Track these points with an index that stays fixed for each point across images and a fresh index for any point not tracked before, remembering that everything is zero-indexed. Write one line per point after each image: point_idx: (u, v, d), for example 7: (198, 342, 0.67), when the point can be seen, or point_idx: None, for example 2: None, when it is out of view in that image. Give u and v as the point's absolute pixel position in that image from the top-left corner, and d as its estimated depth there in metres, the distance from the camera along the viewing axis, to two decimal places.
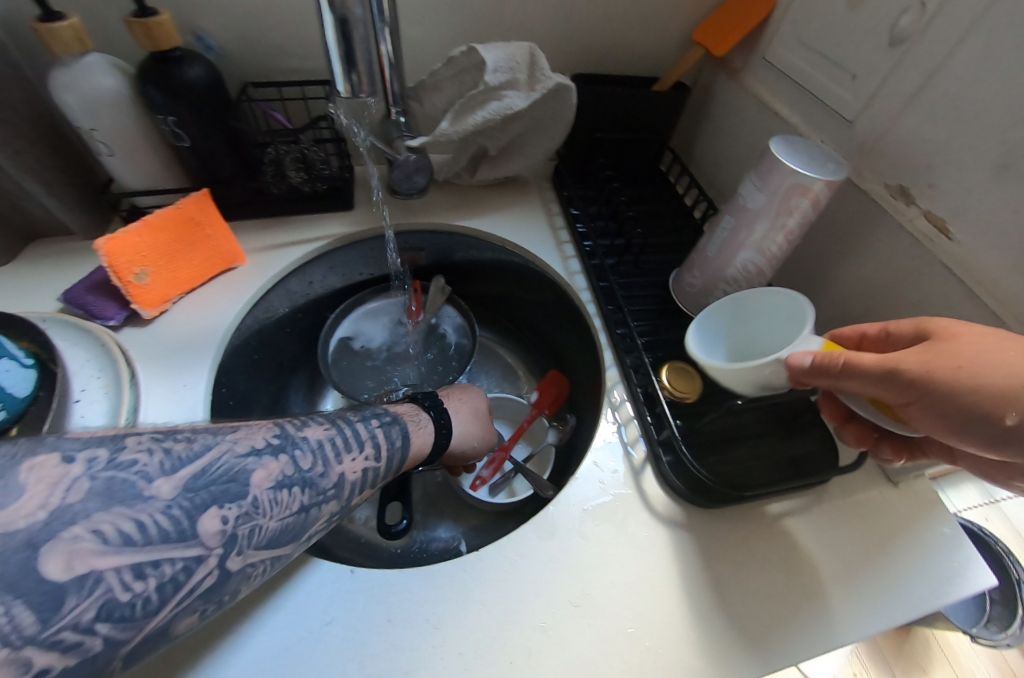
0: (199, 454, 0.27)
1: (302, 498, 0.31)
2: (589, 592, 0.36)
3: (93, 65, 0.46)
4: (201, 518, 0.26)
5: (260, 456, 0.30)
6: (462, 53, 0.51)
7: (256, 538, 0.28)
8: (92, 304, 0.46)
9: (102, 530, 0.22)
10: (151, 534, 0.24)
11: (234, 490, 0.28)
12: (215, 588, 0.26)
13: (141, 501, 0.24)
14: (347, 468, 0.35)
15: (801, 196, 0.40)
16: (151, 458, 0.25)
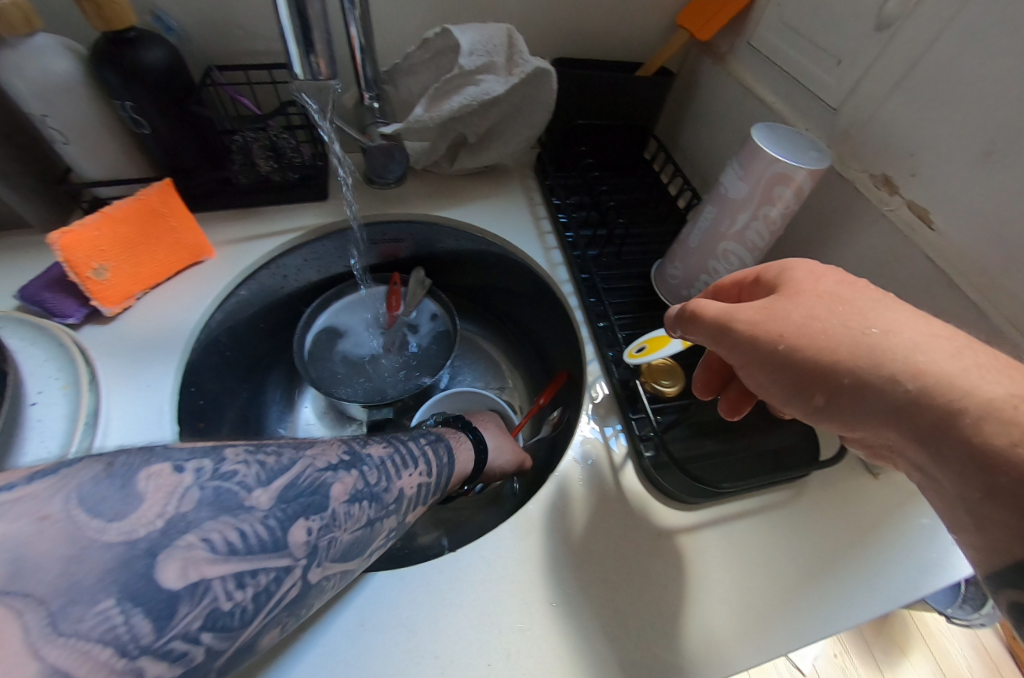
0: (287, 466, 0.28)
1: (369, 511, 0.31)
2: (570, 592, 0.35)
3: (43, 46, 0.43)
4: (294, 530, 0.26)
5: (336, 470, 0.30)
6: (437, 35, 0.48)
7: (334, 550, 0.28)
8: (48, 301, 0.44)
9: (211, 540, 0.22)
10: (250, 543, 0.24)
11: (318, 501, 0.28)
12: (289, 607, 0.25)
13: (242, 512, 0.24)
14: (404, 484, 0.35)
15: (783, 185, 0.39)
16: (247, 470, 0.25)
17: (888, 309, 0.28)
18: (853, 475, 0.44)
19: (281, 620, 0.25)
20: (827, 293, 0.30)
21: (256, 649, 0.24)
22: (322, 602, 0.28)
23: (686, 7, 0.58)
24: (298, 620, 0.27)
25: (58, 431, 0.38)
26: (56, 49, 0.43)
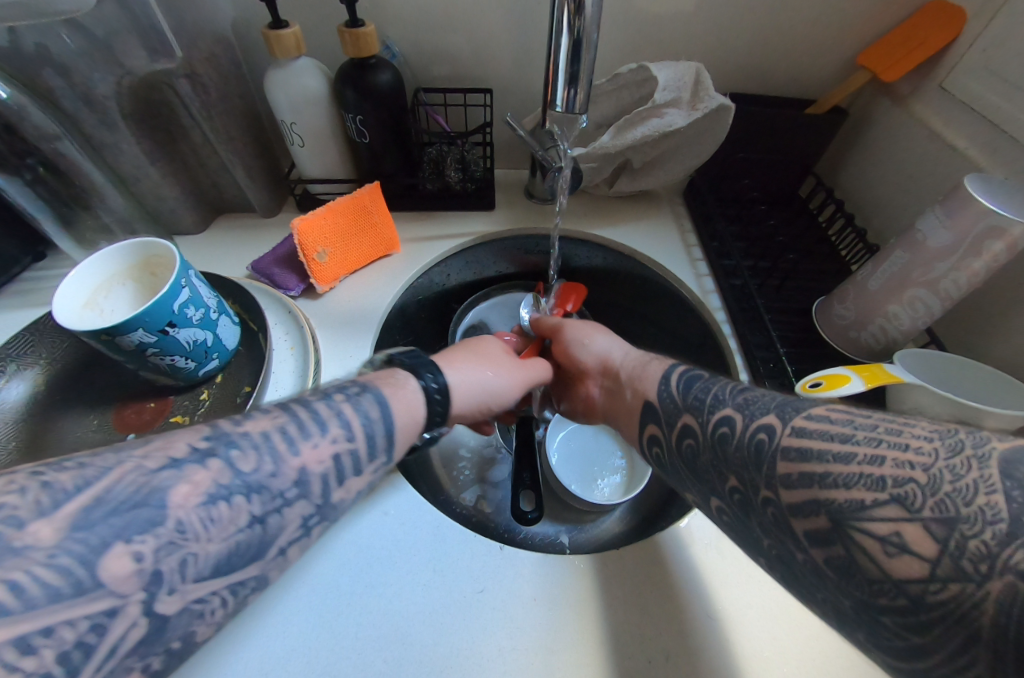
0: (205, 482, 0.24)
1: (255, 511, 0.25)
2: (724, 608, 0.37)
3: (304, 68, 0.52)
4: (215, 552, 0.23)
5: (267, 479, 0.25)
6: (630, 71, 0.53)
7: (190, 570, 0.22)
8: (277, 275, 0.53)
9: (119, 574, 0.20)
10: (37, 597, 0.19)
11: (151, 520, 0.22)
12: (244, 604, 0.25)
13: (141, 540, 0.21)
14: (363, 481, 0.30)
15: (995, 238, 0.38)
16: (136, 493, 0.22)
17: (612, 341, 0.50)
18: None
19: (242, 616, 0.25)
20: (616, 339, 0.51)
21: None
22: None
23: (870, 49, 0.58)
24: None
25: (287, 383, 0.46)
26: (312, 70, 0.52)
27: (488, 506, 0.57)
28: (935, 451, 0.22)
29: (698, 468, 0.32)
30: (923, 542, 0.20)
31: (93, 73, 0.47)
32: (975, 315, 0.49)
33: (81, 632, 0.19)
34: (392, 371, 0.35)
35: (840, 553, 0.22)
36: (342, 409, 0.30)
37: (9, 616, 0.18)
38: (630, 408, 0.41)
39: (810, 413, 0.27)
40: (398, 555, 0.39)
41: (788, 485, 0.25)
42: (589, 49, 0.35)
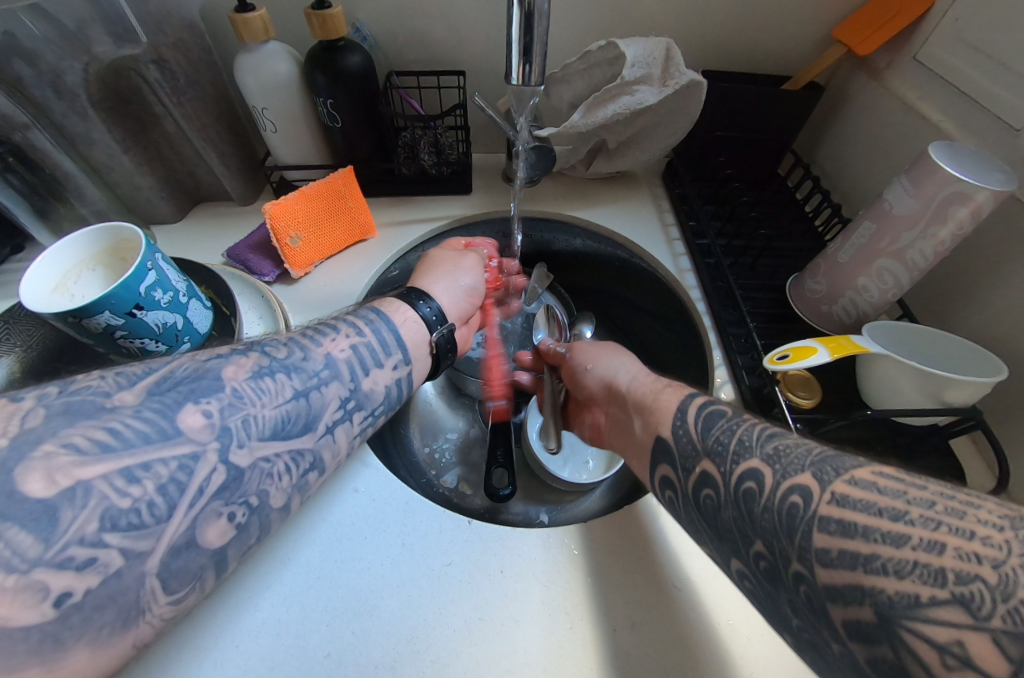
0: (252, 366, 0.32)
1: (294, 385, 0.32)
2: (691, 577, 0.38)
3: (273, 52, 0.52)
4: (270, 417, 0.30)
5: (301, 363, 0.33)
6: (598, 48, 0.53)
7: (253, 429, 0.29)
8: (251, 261, 0.53)
9: (194, 426, 0.27)
10: (129, 438, 0.25)
11: (210, 388, 0.29)
12: (302, 473, 0.32)
13: (207, 402, 0.28)
14: (384, 374, 0.38)
15: (960, 205, 0.37)
16: (195, 374, 0.29)
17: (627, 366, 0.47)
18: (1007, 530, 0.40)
19: (300, 484, 0.32)
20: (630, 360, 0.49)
21: (291, 505, 0.32)
22: (331, 467, 0.34)
23: (845, 22, 0.58)
24: (311, 486, 0.33)
25: None
26: (280, 54, 0.52)
27: (468, 488, 0.58)
28: (1010, 546, 0.19)
29: (719, 523, 0.29)
30: (992, 659, 0.17)
31: (62, 62, 0.46)
32: (948, 288, 0.49)
33: (173, 470, 0.26)
34: (390, 301, 0.43)
35: (888, 655, 0.20)
36: (352, 322, 0.39)
37: (115, 451, 0.24)
38: (643, 439, 0.38)
39: (854, 478, 0.24)
40: (368, 531, 0.39)
41: (827, 564, 0.22)
42: (541, 20, 0.35)
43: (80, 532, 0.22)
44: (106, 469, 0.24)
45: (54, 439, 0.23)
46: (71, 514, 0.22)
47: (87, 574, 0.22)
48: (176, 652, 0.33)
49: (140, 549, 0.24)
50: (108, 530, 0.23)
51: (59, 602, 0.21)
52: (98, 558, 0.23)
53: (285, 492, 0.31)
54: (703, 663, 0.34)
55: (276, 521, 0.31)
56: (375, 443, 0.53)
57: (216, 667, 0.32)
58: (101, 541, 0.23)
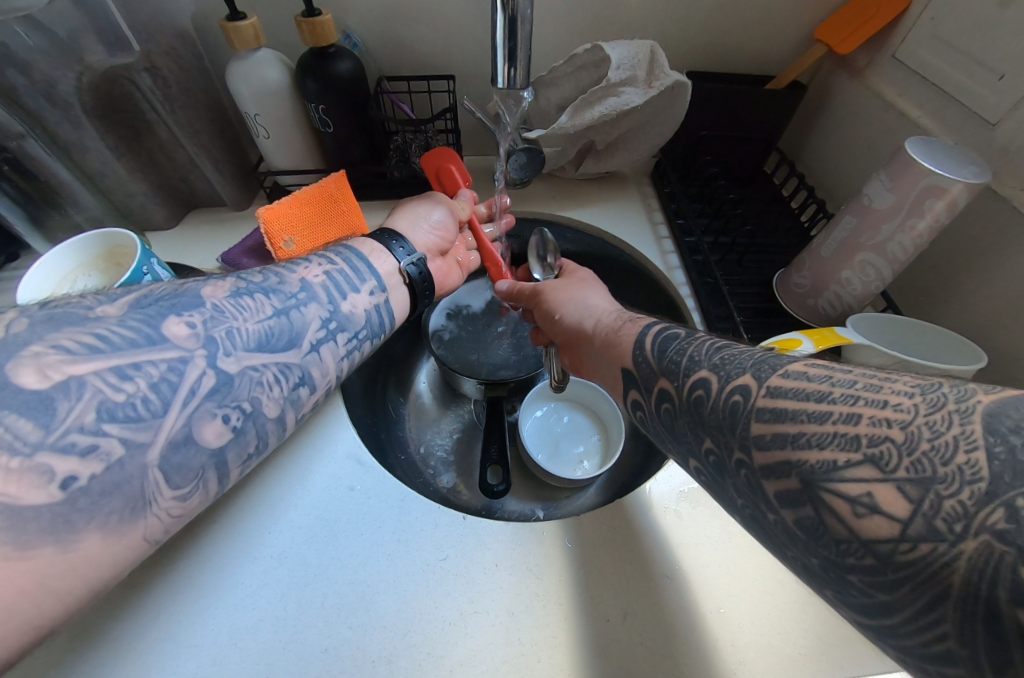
0: (229, 287, 0.32)
1: (273, 305, 0.33)
2: (681, 566, 0.38)
3: (264, 59, 0.53)
4: (254, 330, 0.31)
5: (277, 287, 0.35)
6: (585, 51, 0.54)
7: (239, 340, 0.30)
8: (245, 265, 0.54)
9: (179, 334, 0.28)
10: (117, 342, 0.26)
11: (189, 303, 0.30)
12: (292, 386, 0.33)
13: (190, 316, 0.29)
14: (362, 299, 0.39)
15: (936, 198, 0.38)
16: (173, 293, 0.30)
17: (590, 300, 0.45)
18: None
19: (292, 397, 0.33)
20: (587, 290, 0.46)
21: (286, 419, 0.33)
22: (322, 386, 0.35)
23: (825, 23, 0.59)
24: (304, 401, 0.34)
25: None
26: (271, 61, 0.53)
27: (464, 488, 0.59)
28: (918, 408, 0.20)
29: (676, 430, 0.30)
30: (895, 503, 0.19)
31: (55, 71, 0.47)
32: (928, 280, 0.50)
33: (163, 371, 0.26)
34: (362, 239, 0.44)
35: (810, 513, 0.21)
36: (323, 255, 0.40)
37: (104, 353, 0.25)
38: (608, 371, 0.38)
39: (788, 371, 0.25)
40: (363, 527, 0.40)
41: (761, 447, 0.24)
42: (525, 25, 0.36)
43: (78, 420, 0.23)
44: (97, 366, 0.24)
45: (42, 342, 0.24)
46: (67, 405, 0.23)
47: (91, 460, 0.23)
48: (174, 649, 0.33)
49: (140, 440, 0.25)
50: (107, 420, 0.24)
51: (65, 485, 0.22)
52: (99, 446, 0.23)
53: (278, 403, 0.32)
54: (695, 652, 0.34)
55: (274, 432, 0.32)
56: (370, 441, 0.53)
57: (213, 663, 0.33)
58: (101, 429, 0.24)
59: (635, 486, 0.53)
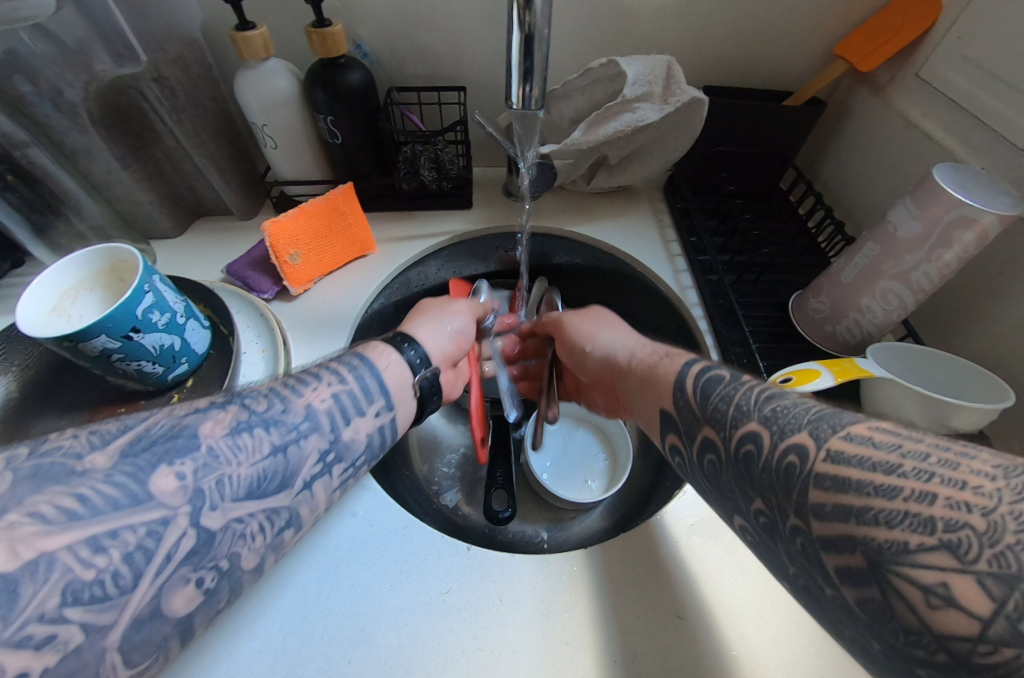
0: (230, 421, 0.30)
1: (272, 439, 0.31)
2: (692, 605, 0.37)
3: (273, 69, 0.52)
4: (246, 475, 0.29)
5: (279, 416, 0.32)
6: (600, 66, 0.53)
7: (228, 488, 0.28)
8: (250, 278, 0.53)
9: (166, 489, 0.26)
10: (96, 505, 0.23)
11: (183, 444, 0.28)
12: (276, 531, 0.30)
13: (181, 463, 0.27)
14: (367, 422, 0.37)
15: (965, 229, 0.37)
16: (172, 430, 0.28)
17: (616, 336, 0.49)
18: None
19: (274, 542, 0.30)
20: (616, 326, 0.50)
21: (264, 565, 0.30)
22: (309, 523, 0.33)
23: (846, 39, 0.58)
24: (286, 543, 0.31)
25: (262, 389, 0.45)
26: (281, 71, 0.52)
27: (468, 508, 0.58)
28: (1001, 495, 0.19)
29: (721, 486, 0.30)
30: (976, 599, 0.17)
31: (62, 80, 0.46)
32: (951, 306, 0.48)
33: (141, 537, 0.24)
34: (376, 345, 0.42)
35: (876, 595, 0.20)
36: (335, 368, 0.38)
37: (81, 519, 0.23)
38: (651, 409, 0.39)
39: (850, 434, 0.24)
40: (366, 557, 0.39)
41: (821, 516, 0.23)
42: (541, 44, 0.35)
43: (39, 608, 0.20)
44: (72, 538, 0.22)
45: (19, 509, 0.22)
46: (31, 590, 0.20)
47: (46, 653, 0.20)
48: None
49: (102, 623, 0.22)
50: (70, 605, 0.21)
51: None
52: (56, 636, 0.20)
53: (257, 552, 0.29)
54: None
55: (248, 583, 0.29)
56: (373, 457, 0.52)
57: None
58: (63, 617, 0.21)
59: (642, 512, 0.51)
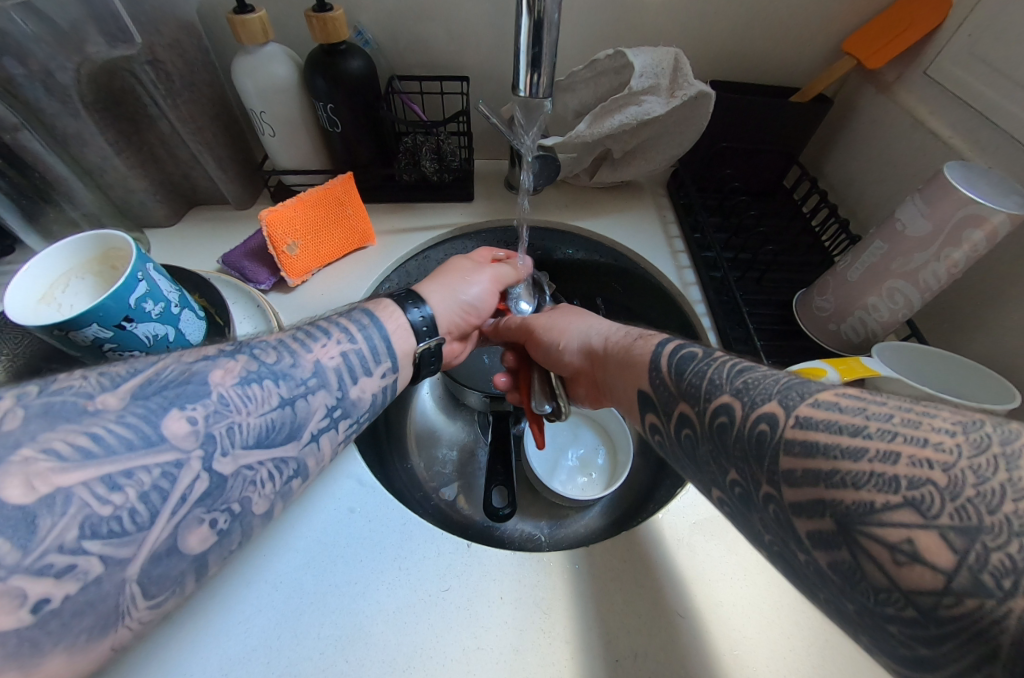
0: (240, 370, 0.29)
1: (279, 391, 0.29)
2: (694, 604, 0.36)
3: (272, 54, 0.51)
4: (255, 425, 0.28)
5: (289, 369, 0.30)
6: (607, 57, 0.52)
7: (239, 436, 0.27)
8: (246, 268, 0.52)
9: (178, 432, 0.25)
10: (110, 444, 0.22)
11: (192, 390, 0.26)
12: (286, 480, 0.29)
13: (193, 408, 0.26)
14: (373, 382, 0.35)
15: (974, 228, 0.37)
16: (182, 375, 0.27)
17: (581, 321, 0.49)
18: None
19: (285, 491, 0.29)
20: (573, 314, 0.51)
21: (275, 512, 0.29)
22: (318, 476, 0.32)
23: (853, 35, 0.57)
24: (296, 493, 0.30)
25: None
26: (280, 56, 0.51)
27: (465, 502, 0.57)
28: (962, 449, 0.19)
29: (697, 458, 0.29)
30: (939, 552, 0.17)
31: (54, 60, 0.45)
32: (955, 305, 0.48)
33: (155, 478, 0.23)
34: (383, 300, 0.40)
35: (846, 557, 0.20)
36: (345, 325, 0.35)
37: (96, 458, 0.22)
38: (625, 389, 0.38)
39: (818, 400, 0.23)
40: (364, 553, 0.38)
41: (793, 483, 0.22)
42: (550, 30, 0.34)
43: (59, 539, 0.20)
44: (87, 475, 0.21)
45: (33, 444, 0.21)
46: (50, 522, 0.20)
47: (67, 581, 0.20)
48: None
49: (121, 557, 0.21)
50: (90, 537, 0.21)
51: (38, 608, 0.19)
52: (76, 566, 0.20)
53: (268, 499, 0.28)
54: None
55: (261, 528, 0.28)
56: (370, 453, 0.52)
57: None
58: (82, 549, 0.20)
59: (643, 512, 0.50)
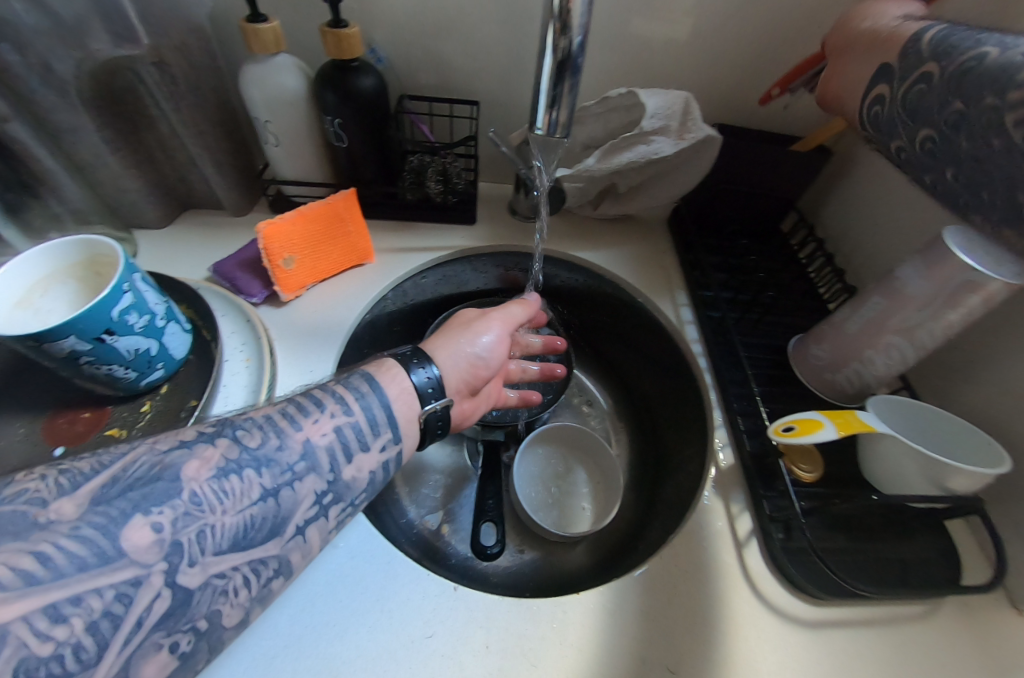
0: (217, 460, 0.27)
1: (260, 484, 0.28)
2: (685, 660, 0.35)
3: (282, 65, 0.50)
4: (229, 525, 0.26)
5: (274, 454, 0.29)
6: (620, 95, 0.53)
7: (209, 541, 0.25)
8: (239, 279, 0.50)
9: (140, 544, 0.23)
10: (60, 566, 0.21)
11: (161, 490, 0.25)
12: (263, 583, 0.28)
13: (159, 513, 0.24)
14: (369, 458, 0.33)
15: (971, 293, 0.37)
16: (152, 472, 0.25)
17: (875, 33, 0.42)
18: (997, 609, 0.40)
19: (262, 594, 0.28)
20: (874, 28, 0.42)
21: (250, 618, 0.27)
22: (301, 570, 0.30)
23: None
24: (275, 593, 0.28)
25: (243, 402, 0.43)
26: (291, 68, 0.50)
27: (449, 532, 0.55)
28: None
29: None
30: None
31: (55, 54, 0.43)
32: (946, 362, 0.49)
33: (108, 602, 0.22)
34: (387, 362, 0.38)
35: None
36: (341, 395, 0.34)
37: (41, 584, 0.20)
38: (869, 64, 0.41)
39: None
40: (344, 593, 0.36)
41: None
42: (573, 72, 0.34)
43: None
44: (30, 606, 0.20)
45: None
46: None
47: None
48: None
49: None
50: None
51: None
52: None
53: (242, 607, 0.26)
54: None
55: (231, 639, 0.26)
56: None
57: None
58: None
59: (631, 554, 0.49)
